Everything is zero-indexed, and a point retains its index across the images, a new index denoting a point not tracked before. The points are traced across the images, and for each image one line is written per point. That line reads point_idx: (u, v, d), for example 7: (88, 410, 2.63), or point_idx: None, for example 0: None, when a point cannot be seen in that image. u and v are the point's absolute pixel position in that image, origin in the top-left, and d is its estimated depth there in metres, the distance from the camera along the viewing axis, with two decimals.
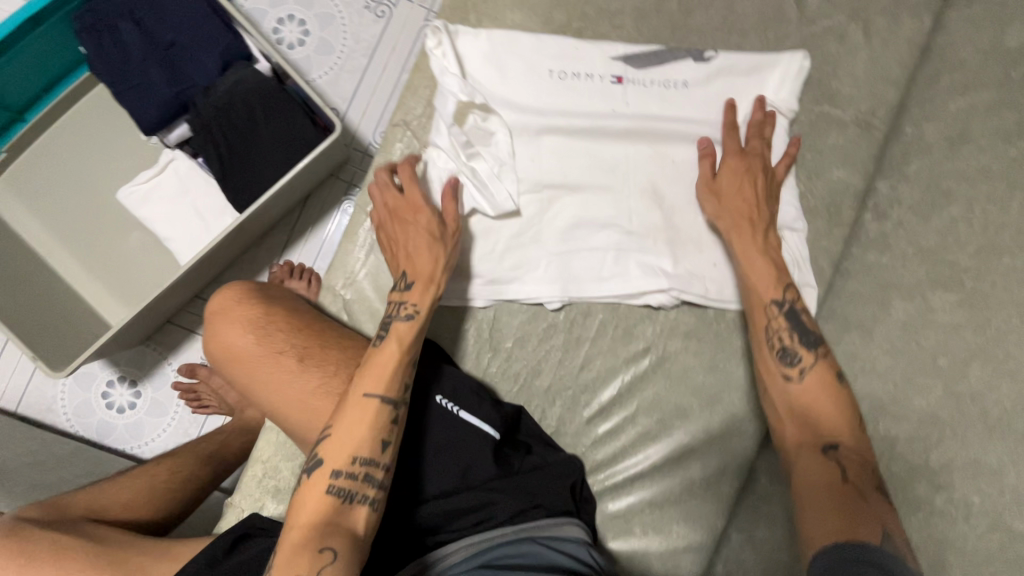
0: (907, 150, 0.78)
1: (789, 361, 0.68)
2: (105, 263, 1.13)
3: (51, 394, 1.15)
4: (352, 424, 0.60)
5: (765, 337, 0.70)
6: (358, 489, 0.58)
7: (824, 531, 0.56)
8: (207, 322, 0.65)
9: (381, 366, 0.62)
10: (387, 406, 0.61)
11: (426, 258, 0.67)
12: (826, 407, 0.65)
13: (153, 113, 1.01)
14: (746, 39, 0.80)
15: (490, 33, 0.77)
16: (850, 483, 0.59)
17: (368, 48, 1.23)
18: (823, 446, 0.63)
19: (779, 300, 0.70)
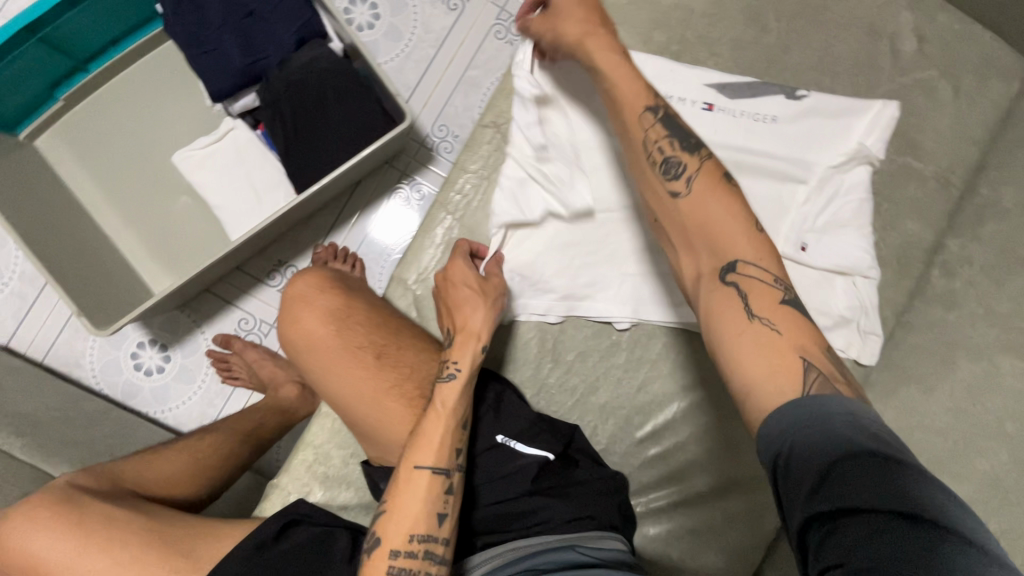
0: (983, 212, 0.79)
1: (671, 173, 0.58)
2: (149, 224, 1.11)
3: (81, 348, 1.15)
4: (406, 498, 0.59)
5: (642, 152, 0.60)
6: (419, 567, 0.56)
7: (762, 373, 0.47)
8: (289, 307, 0.69)
9: (430, 435, 0.62)
10: (441, 477, 0.60)
11: (474, 310, 0.69)
12: (715, 216, 0.55)
13: (224, 81, 1.00)
14: (839, 82, 0.80)
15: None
16: (787, 337, 0.48)
17: (437, 40, 1.22)
18: (724, 269, 0.53)
19: (653, 108, 0.61)
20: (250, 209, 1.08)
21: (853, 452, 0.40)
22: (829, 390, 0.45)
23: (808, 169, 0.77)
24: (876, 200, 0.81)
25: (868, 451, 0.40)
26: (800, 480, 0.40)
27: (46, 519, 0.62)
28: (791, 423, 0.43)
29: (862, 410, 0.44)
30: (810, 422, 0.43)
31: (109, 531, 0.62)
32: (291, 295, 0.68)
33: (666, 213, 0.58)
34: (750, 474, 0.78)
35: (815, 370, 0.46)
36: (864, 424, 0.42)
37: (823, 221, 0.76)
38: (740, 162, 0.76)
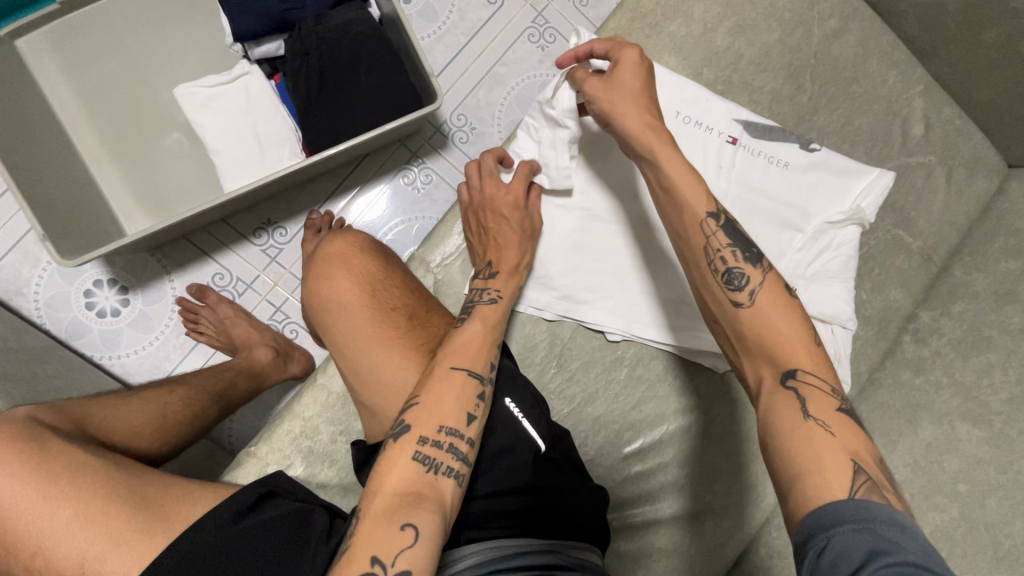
0: (955, 291, 0.86)
1: (734, 284, 0.61)
2: (134, 156, 1.03)
3: (26, 276, 1.03)
4: (439, 395, 0.61)
5: (705, 258, 0.63)
6: (443, 460, 0.58)
7: (814, 464, 0.51)
8: (323, 262, 0.68)
9: (469, 343, 0.65)
10: (474, 382, 0.62)
11: (518, 252, 0.73)
12: (779, 326, 0.59)
13: (252, 22, 0.95)
14: (854, 150, 0.87)
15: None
16: (838, 439, 0.52)
17: (471, 28, 1.20)
18: (784, 376, 0.57)
19: (715, 214, 0.64)
20: (250, 160, 1.01)
21: (889, 560, 0.42)
22: (875, 497, 0.48)
23: (807, 218, 0.80)
24: (869, 264, 0.87)
25: (906, 562, 0.41)
26: (836, 574, 0.42)
27: (3, 455, 0.56)
28: (830, 520, 0.46)
29: (908, 525, 0.46)
30: (846, 525, 0.46)
31: (71, 478, 0.57)
32: (327, 252, 0.68)
33: (727, 316, 0.62)
34: (724, 502, 0.81)
35: (864, 475, 0.49)
36: (902, 537, 0.44)
37: (814, 269, 0.79)
38: (752, 203, 0.79)
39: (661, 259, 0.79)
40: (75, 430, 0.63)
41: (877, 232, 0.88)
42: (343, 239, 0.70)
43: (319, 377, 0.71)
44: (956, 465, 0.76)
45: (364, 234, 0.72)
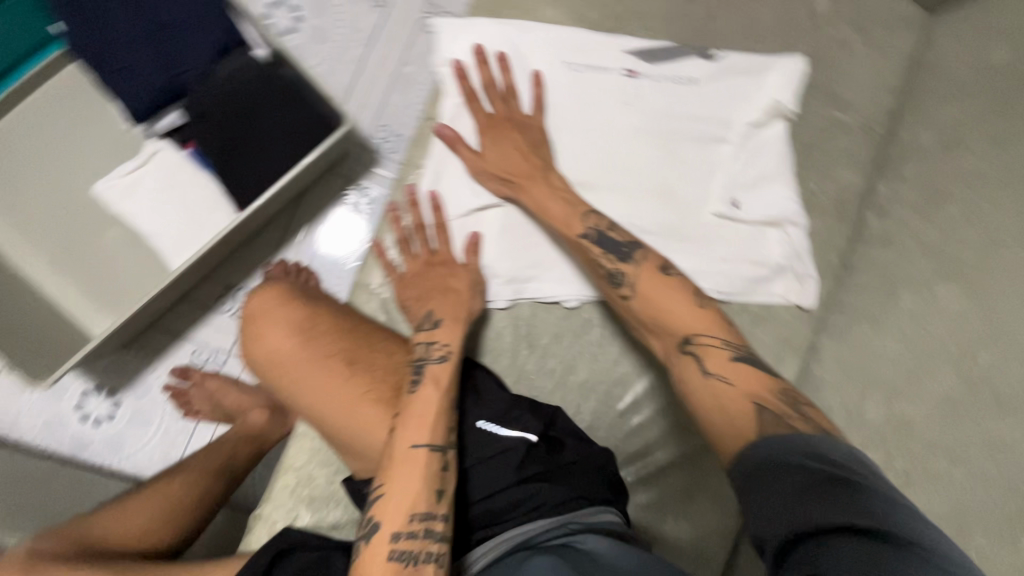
0: (905, 153, 0.85)
1: (616, 283, 0.68)
2: (76, 261, 1.01)
3: (16, 407, 1.05)
4: (403, 480, 0.57)
5: (591, 268, 0.70)
6: (421, 549, 0.53)
7: (716, 413, 0.57)
8: (249, 325, 0.67)
9: (424, 412, 0.60)
10: (437, 453, 0.59)
11: (461, 304, 0.70)
12: (670, 305, 0.64)
13: (144, 100, 0.94)
14: (765, 45, 0.84)
15: (506, 23, 0.76)
16: (738, 389, 0.58)
17: (365, 38, 1.18)
18: (685, 345, 0.62)
19: (585, 235, 0.69)
20: (190, 234, 1.01)
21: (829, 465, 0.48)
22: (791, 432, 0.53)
23: (728, 127, 0.79)
24: (811, 154, 0.85)
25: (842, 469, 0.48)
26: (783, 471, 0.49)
27: None
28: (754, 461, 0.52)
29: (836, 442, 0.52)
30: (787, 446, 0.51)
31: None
32: (250, 314, 0.66)
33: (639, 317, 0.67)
34: None
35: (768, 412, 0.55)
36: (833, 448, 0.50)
37: (750, 177, 0.79)
38: (669, 130, 0.77)
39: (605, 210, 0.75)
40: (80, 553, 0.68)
41: (810, 118, 0.85)
42: (263, 293, 0.69)
43: (300, 426, 0.71)
44: (944, 325, 0.71)
45: (287, 283, 0.70)
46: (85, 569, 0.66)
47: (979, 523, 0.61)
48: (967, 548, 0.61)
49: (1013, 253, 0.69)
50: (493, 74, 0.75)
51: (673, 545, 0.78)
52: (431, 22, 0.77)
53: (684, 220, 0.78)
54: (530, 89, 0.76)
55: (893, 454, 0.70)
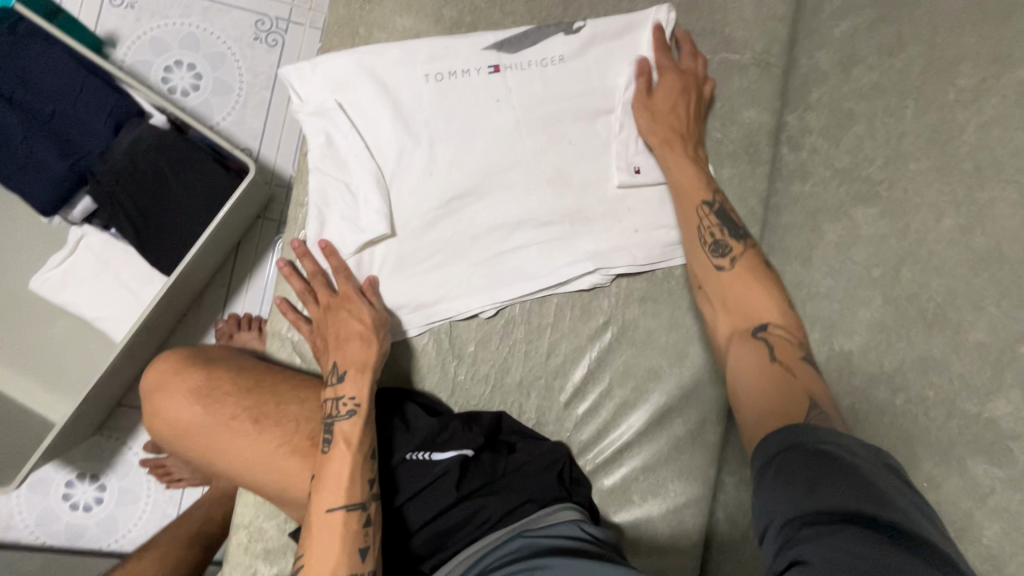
0: (807, 80, 0.81)
1: (720, 252, 0.68)
2: (27, 356, 1.02)
3: (7, 509, 1.08)
4: (325, 547, 0.60)
5: (696, 234, 0.70)
6: None
7: (772, 397, 0.56)
8: (150, 401, 0.68)
9: (338, 475, 0.63)
10: (356, 513, 0.62)
11: (363, 349, 0.68)
12: (751, 292, 0.64)
13: (51, 192, 0.94)
14: (637, 2, 0.81)
15: (354, 51, 0.73)
16: (779, 364, 0.59)
17: (267, 80, 1.18)
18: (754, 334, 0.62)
19: (710, 200, 0.71)
20: (132, 309, 1.03)
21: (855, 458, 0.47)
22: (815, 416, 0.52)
23: (609, 97, 0.78)
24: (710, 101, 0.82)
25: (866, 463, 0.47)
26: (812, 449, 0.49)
27: None
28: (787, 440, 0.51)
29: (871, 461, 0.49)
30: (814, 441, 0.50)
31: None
32: (148, 389, 0.68)
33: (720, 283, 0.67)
34: (680, 397, 0.79)
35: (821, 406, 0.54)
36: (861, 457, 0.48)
37: (642, 144, 0.78)
38: (549, 116, 0.77)
39: (499, 210, 0.75)
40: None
41: None
42: (161, 366, 0.70)
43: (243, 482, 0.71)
44: (867, 251, 0.68)
45: (184, 348, 0.71)
46: None
47: (926, 449, 0.58)
48: (919, 477, 0.58)
49: (919, 161, 0.64)
50: (354, 106, 0.73)
51: (645, 524, 0.77)
52: (279, 73, 0.73)
53: (585, 202, 0.77)
54: (398, 109, 0.74)
55: (838, 393, 0.67)
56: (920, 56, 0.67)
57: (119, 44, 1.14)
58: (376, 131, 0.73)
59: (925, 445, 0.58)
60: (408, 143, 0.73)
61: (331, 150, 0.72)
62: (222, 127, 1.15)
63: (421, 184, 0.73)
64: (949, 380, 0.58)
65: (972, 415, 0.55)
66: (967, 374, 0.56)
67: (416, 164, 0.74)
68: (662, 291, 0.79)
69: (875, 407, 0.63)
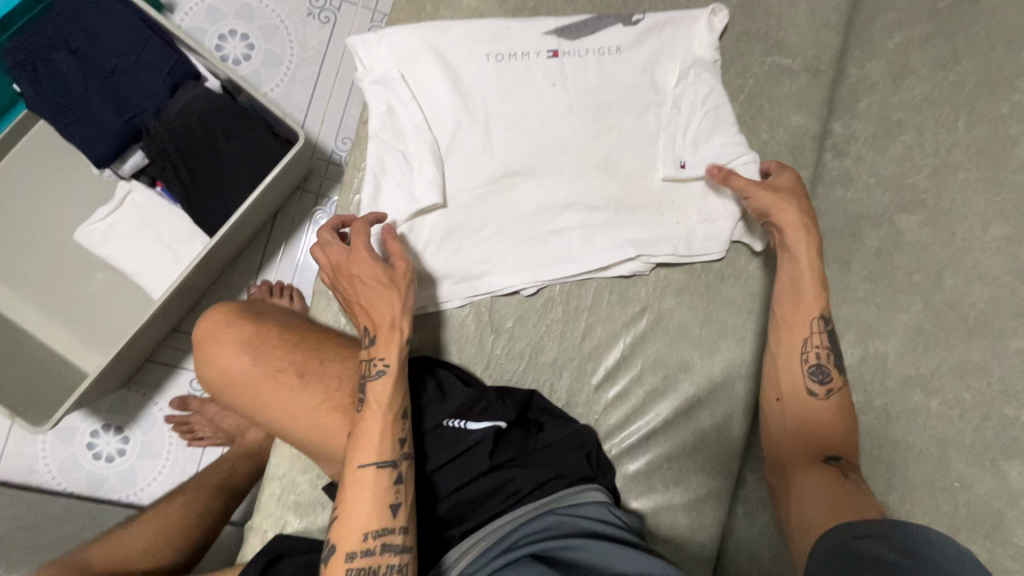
0: (856, 90, 0.82)
1: (815, 378, 0.71)
2: (66, 304, 1.04)
3: (32, 453, 1.10)
4: (357, 500, 0.60)
5: (785, 332, 0.73)
6: (378, 565, 0.58)
7: (825, 512, 0.60)
8: (200, 350, 0.70)
9: (370, 433, 0.63)
10: (388, 470, 0.62)
11: (392, 308, 0.66)
12: (828, 422, 0.68)
13: (105, 145, 0.97)
14: (694, 3, 0.83)
15: (421, 26, 0.75)
16: (846, 480, 0.63)
17: (318, 55, 1.20)
18: (824, 460, 0.67)
19: (822, 317, 0.72)
20: (169, 266, 1.04)
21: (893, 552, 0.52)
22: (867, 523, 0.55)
23: (660, 92, 0.80)
24: (759, 103, 0.83)
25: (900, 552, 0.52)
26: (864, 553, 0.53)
27: None
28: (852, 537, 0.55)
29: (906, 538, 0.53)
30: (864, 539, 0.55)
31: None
32: (198, 339, 0.70)
33: (792, 344, 0.73)
34: (709, 388, 0.80)
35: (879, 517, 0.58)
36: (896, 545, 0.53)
37: (691, 136, 0.79)
38: (601, 104, 0.78)
39: (546, 191, 0.77)
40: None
41: (753, 68, 0.84)
42: (212, 317, 0.72)
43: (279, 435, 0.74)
44: (909, 257, 0.69)
45: (233, 303, 0.74)
46: None
47: (959, 450, 0.59)
48: (949, 478, 0.59)
49: (969, 172, 0.66)
50: (416, 79, 0.75)
51: (666, 512, 0.78)
52: (346, 42, 0.76)
53: (632, 191, 0.79)
54: (458, 85, 0.76)
55: (871, 394, 0.69)
56: (975, 70, 0.68)
57: (178, 9, 1.18)
58: (435, 104, 0.75)
59: (958, 447, 0.59)
60: (465, 120, 0.75)
61: (390, 120, 0.74)
62: (270, 98, 1.18)
63: (475, 160, 0.75)
64: (987, 385, 0.59)
65: (1009, 419, 0.56)
66: (1008, 379, 0.57)
67: (471, 140, 0.75)
68: (699, 283, 0.81)
69: (909, 409, 0.64)
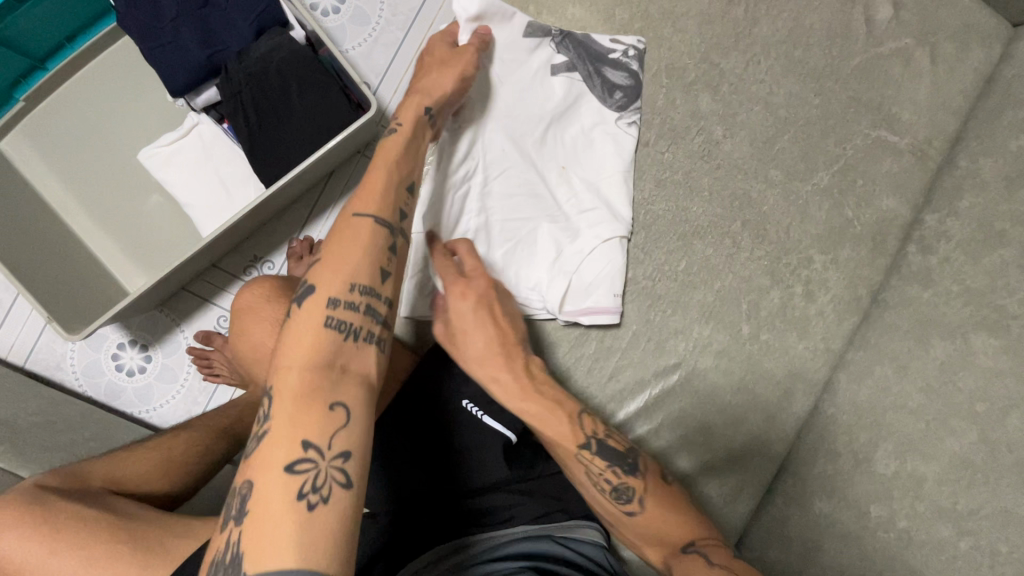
0: (961, 183, 0.75)
1: (625, 500, 0.64)
2: (118, 219, 1.07)
3: (61, 351, 1.14)
4: (346, 248, 0.60)
5: (589, 482, 0.65)
6: (359, 326, 0.58)
7: None
8: (238, 319, 0.75)
9: (371, 192, 0.63)
10: (383, 233, 0.62)
11: (446, 83, 0.69)
12: (670, 521, 0.63)
13: (181, 75, 0.97)
14: (810, 56, 0.79)
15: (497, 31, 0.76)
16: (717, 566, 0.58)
17: (405, 22, 1.18)
18: (684, 549, 0.61)
19: (585, 442, 0.65)
20: (220, 205, 1.05)
21: None
22: None
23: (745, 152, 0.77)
24: (852, 176, 0.78)
25: None
26: None
27: (18, 517, 0.63)
28: None
29: None
30: None
31: (74, 530, 0.63)
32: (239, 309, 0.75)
33: (585, 481, 0.65)
34: (726, 457, 0.75)
35: None
36: None
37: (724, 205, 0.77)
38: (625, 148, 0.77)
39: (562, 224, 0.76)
40: (78, 489, 0.69)
41: (855, 137, 0.78)
42: (251, 290, 0.76)
43: None
44: (974, 380, 0.65)
45: (271, 278, 0.78)
46: (76, 501, 0.65)
47: None
48: None
49: None
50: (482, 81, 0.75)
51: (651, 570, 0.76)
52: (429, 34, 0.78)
53: (694, 243, 0.77)
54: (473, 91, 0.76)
55: (897, 512, 0.65)
56: None
57: None
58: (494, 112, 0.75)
59: None
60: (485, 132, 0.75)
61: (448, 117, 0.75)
62: (350, 56, 1.16)
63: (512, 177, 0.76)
64: None
65: None
66: None
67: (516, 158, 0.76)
68: (742, 350, 0.77)
69: (934, 541, 0.62)
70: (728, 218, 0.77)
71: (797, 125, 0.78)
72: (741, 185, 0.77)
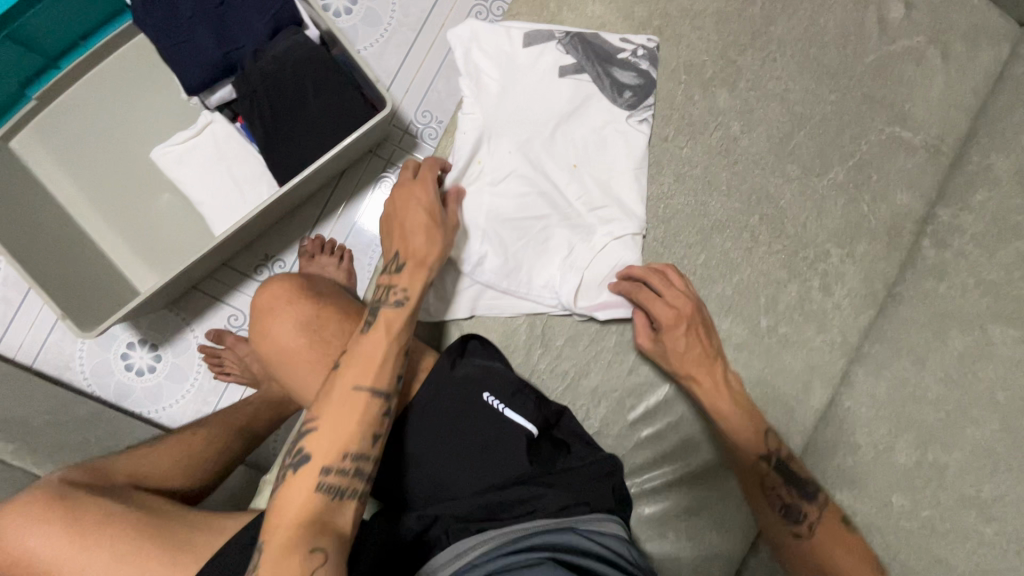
0: (974, 179, 0.76)
1: (795, 517, 0.68)
2: (130, 217, 1.07)
3: (70, 351, 1.13)
4: (343, 397, 0.61)
5: (767, 496, 0.70)
6: (347, 486, 0.58)
7: None
8: (259, 319, 0.71)
9: (372, 340, 0.64)
10: (379, 398, 0.62)
11: (418, 238, 0.68)
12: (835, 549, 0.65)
13: (198, 73, 0.98)
14: (825, 54, 0.80)
15: (511, 29, 0.78)
16: None
17: (416, 23, 1.19)
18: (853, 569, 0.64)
19: (767, 454, 0.71)
20: (233, 203, 1.05)
21: None
22: None
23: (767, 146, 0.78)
24: (867, 171, 0.79)
25: None
26: None
27: (42, 512, 0.62)
28: None
29: None
30: None
31: (101, 523, 0.62)
32: (260, 307, 0.70)
33: (764, 499, 0.70)
34: None
35: None
36: None
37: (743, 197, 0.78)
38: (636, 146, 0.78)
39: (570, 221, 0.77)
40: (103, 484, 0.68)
41: (870, 133, 0.79)
42: (274, 286, 0.72)
43: None
44: (994, 371, 0.68)
45: (296, 277, 0.73)
46: (101, 497, 0.65)
47: None
48: None
49: None
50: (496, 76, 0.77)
51: None
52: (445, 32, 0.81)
53: (713, 238, 0.78)
54: (484, 94, 0.77)
55: (919, 500, 0.67)
56: None
57: None
58: (507, 106, 0.77)
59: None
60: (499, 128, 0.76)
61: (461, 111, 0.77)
62: (362, 56, 1.17)
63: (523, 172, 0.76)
64: None
65: None
66: None
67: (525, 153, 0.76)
68: (761, 343, 0.77)
69: (959, 529, 0.65)
70: (746, 212, 0.78)
71: (813, 122, 0.79)
72: (759, 180, 0.78)
